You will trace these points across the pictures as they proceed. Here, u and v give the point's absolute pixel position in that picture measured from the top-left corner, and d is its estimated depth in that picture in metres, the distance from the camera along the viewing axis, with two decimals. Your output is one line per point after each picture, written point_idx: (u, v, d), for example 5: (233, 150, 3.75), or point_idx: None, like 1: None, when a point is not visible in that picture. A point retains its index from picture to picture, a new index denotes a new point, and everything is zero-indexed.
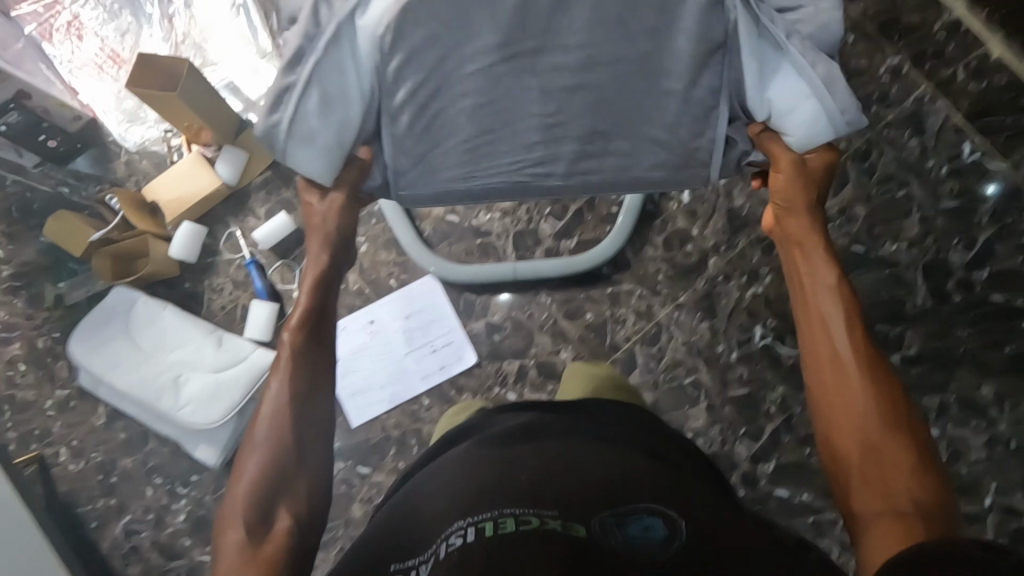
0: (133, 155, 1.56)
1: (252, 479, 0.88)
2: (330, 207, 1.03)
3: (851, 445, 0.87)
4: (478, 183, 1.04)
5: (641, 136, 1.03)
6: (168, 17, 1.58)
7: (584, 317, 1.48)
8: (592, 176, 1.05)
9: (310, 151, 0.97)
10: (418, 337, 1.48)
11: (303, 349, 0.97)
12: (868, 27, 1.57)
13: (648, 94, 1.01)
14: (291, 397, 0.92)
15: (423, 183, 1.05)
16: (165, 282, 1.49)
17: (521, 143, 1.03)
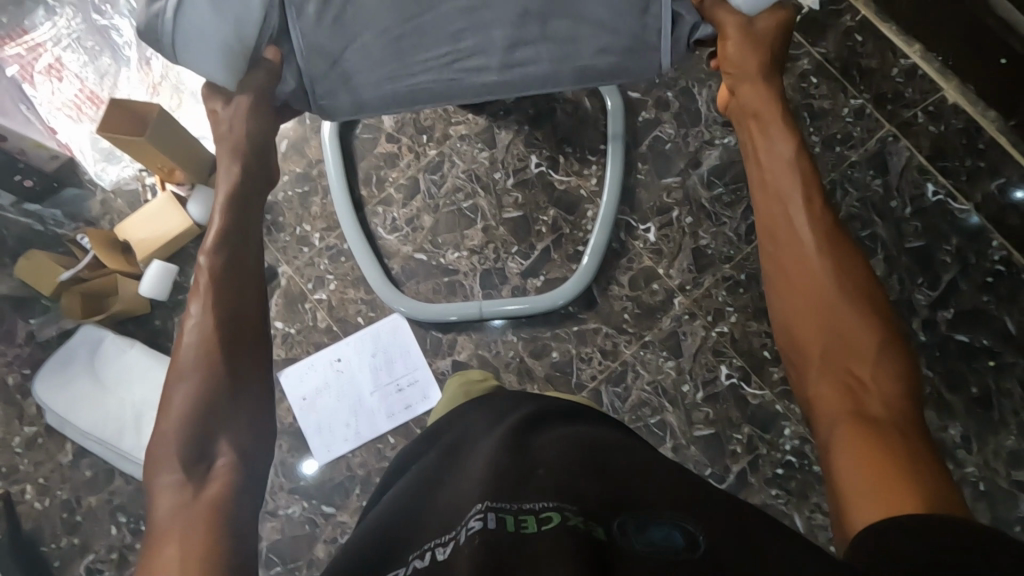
0: (108, 193, 1.58)
1: (179, 411, 0.86)
2: (234, 113, 1.04)
3: (815, 334, 0.92)
4: (406, 83, 1.12)
5: (580, 20, 1.09)
6: (146, 59, 1.61)
7: (550, 356, 1.48)
8: (540, 65, 1.11)
9: (204, 44, 0.98)
10: (383, 374, 1.48)
11: (226, 266, 0.97)
12: (831, 68, 1.56)
13: None
14: (213, 317, 0.92)
15: (343, 85, 1.11)
16: (136, 320, 1.50)
17: (446, 36, 1.09)
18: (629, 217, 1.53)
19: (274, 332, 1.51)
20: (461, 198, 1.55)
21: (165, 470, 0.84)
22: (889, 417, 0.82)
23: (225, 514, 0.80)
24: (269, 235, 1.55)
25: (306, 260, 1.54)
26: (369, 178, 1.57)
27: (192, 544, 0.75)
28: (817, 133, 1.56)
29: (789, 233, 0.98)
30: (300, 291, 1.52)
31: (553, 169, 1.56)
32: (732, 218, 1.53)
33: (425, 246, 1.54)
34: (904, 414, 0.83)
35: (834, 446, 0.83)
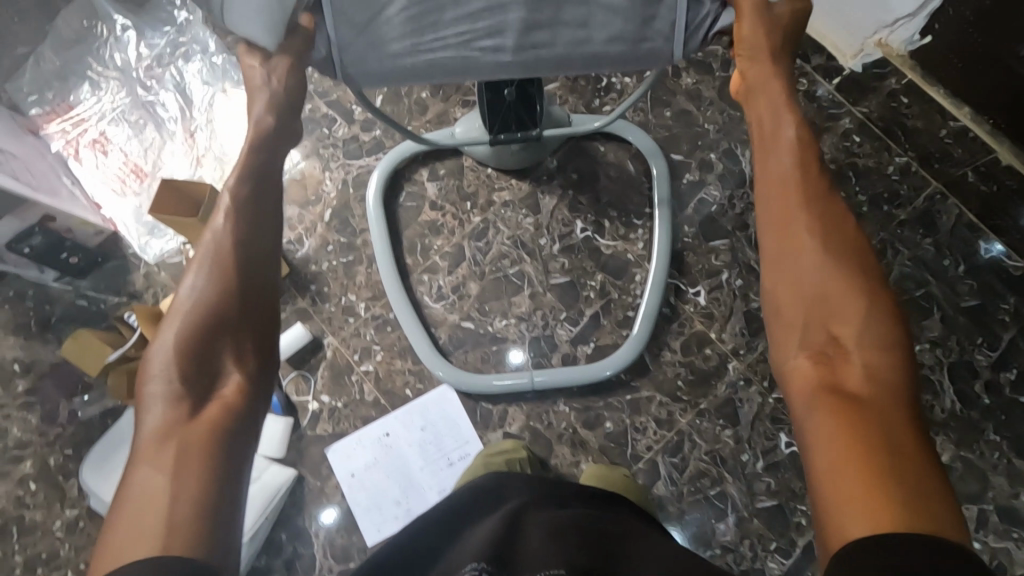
0: (152, 267, 1.57)
1: (187, 315, 0.82)
2: (274, 70, 0.97)
3: (804, 304, 0.84)
4: (425, 57, 1.05)
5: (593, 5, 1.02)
6: (191, 132, 1.63)
7: (604, 426, 1.45)
8: (548, 52, 1.05)
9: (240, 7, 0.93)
10: (433, 449, 1.45)
11: (247, 193, 0.89)
12: (873, 127, 1.56)
13: None
14: (230, 237, 0.86)
15: (366, 55, 1.05)
16: None
17: (465, 13, 1.03)
18: (678, 280, 1.52)
19: (321, 406, 1.48)
20: (507, 264, 1.54)
21: (153, 370, 0.79)
22: (877, 400, 0.75)
23: (223, 440, 0.77)
24: (314, 305, 1.53)
25: (352, 331, 1.52)
26: (414, 246, 1.56)
27: (188, 467, 0.73)
28: (863, 192, 1.54)
29: (781, 205, 0.90)
30: (347, 363, 1.50)
31: (599, 233, 1.55)
32: None
33: (472, 314, 1.52)
34: (898, 404, 0.75)
35: (813, 433, 0.76)
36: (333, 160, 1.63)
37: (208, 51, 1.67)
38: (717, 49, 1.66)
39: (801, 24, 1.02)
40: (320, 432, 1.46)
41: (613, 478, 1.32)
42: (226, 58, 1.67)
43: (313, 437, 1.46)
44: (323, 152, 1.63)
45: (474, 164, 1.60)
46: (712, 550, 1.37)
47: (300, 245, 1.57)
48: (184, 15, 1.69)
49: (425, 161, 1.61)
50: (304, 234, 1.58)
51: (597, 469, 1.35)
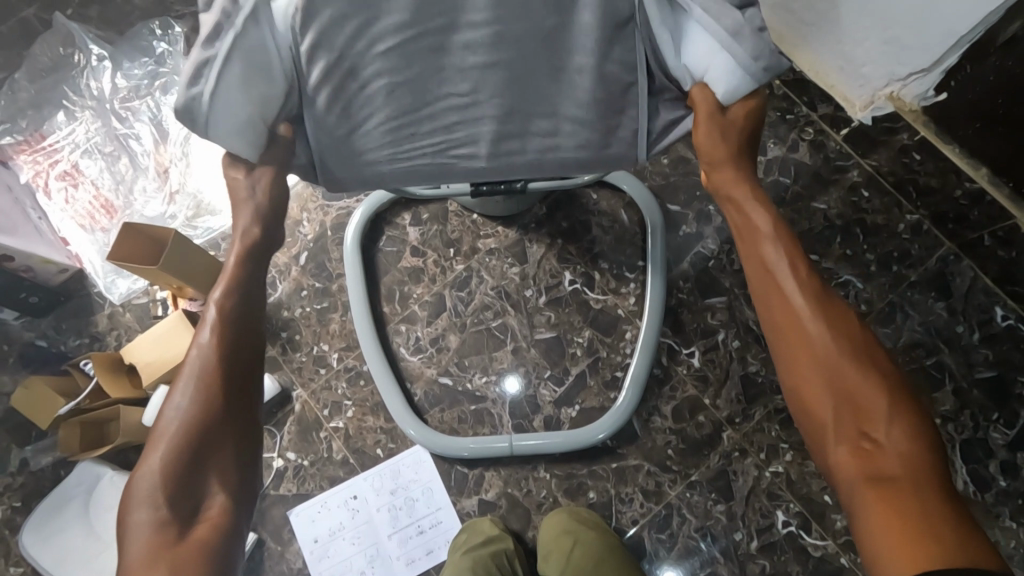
0: (117, 308, 1.49)
1: (173, 440, 0.77)
2: (256, 184, 0.91)
3: (830, 394, 0.77)
4: (405, 166, 0.99)
5: (559, 115, 0.97)
6: (165, 167, 1.56)
7: (587, 496, 1.35)
8: (510, 159, 0.99)
9: (228, 120, 0.86)
10: (403, 516, 1.35)
11: (237, 305, 0.85)
12: (883, 180, 1.48)
13: (556, 77, 0.95)
14: (218, 340, 0.82)
15: (341, 166, 0.99)
16: (138, 447, 1.39)
17: (442, 123, 0.97)
18: (671, 340, 1.43)
19: (286, 464, 1.38)
20: (489, 316, 1.46)
21: (139, 499, 0.76)
22: (917, 484, 0.72)
23: (213, 564, 0.75)
24: (284, 354, 1.45)
25: (322, 382, 1.43)
26: (392, 294, 1.48)
27: None
28: (870, 251, 1.45)
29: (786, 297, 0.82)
30: (316, 418, 1.41)
31: (588, 286, 1.46)
32: None
33: (450, 368, 1.43)
34: (933, 485, 0.72)
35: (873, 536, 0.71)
36: (312, 201, 1.55)
37: None
38: None
39: (759, 120, 0.93)
40: (282, 492, 1.37)
41: (586, 540, 1.24)
42: None
43: (275, 497, 1.36)
44: (302, 192, 1.56)
45: (458, 209, 1.53)
46: None
47: (273, 289, 1.49)
48: (165, 46, 1.63)
49: (407, 205, 1.54)
50: (276, 278, 1.50)
51: (562, 530, 1.26)
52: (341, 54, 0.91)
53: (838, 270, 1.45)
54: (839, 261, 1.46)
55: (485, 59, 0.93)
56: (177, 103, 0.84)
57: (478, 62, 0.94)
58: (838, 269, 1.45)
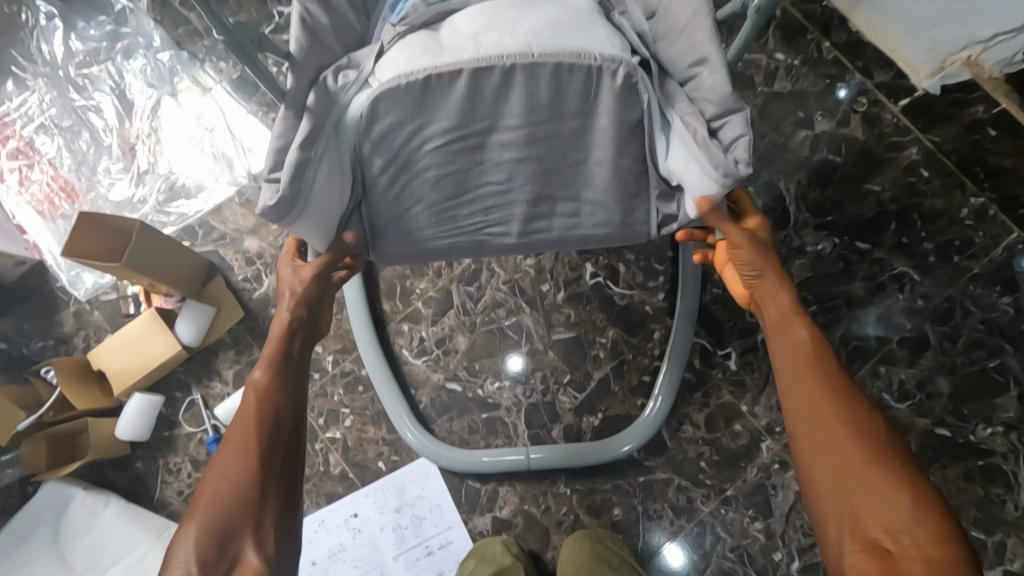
0: (84, 305, 1.33)
1: (213, 506, 0.74)
2: (298, 276, 0.89)
3: (821, 473, 0.72)
4: (445, 243, 0.91)
5: (581, 198, 0.88)
6: (130, 145, 1.37)
7: (612, 514, 1.22)
8: (541, 238, 0.91)
9: (310, 220, 0.79)
10: (409, 536, 1.23)
11: (281, 377, 0.84)
12: (945, 159, 1.31)
13: (577, 169, 0.85)
14: (258, 409, 0.81)
15: (390, 248, 0.91)
16: (116, 461, 1.26)
17: (480, 207, 0.88)
18: (705, 340, 1.28)
19: None
20: (502, 314, 1.30)
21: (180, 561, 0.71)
22: None
23: None
24: None
25: (317, 389, 1.29)
26: (392, 289, 1.32)
27: None
28: (928, 240, 1.29)
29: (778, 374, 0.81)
30: (310, 429, 1.27)
31: (612, 280, 1.31)
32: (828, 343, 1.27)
33: (459, 373, 1.28)
34: None
35: None
36: None
37: (153, 46, 1.40)
38: (759, 59, 1.39)
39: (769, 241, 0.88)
40: None
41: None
42: (174, 55, 1.40)
43: None
44: None
45: None
46: None
47: (258, 284, 1.33)
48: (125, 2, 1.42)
49: None
50: (262, 271, 1.34)
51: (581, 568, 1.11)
52: (390, 149, 0.81)
53: (892, 261, 1.29)
54: (892, 252, 1.29)
55: (523, 153, 0.83)
56: (257, 208, 0.76)
57: (513, 158, 0.84)
58: (892, 261, 1.29)
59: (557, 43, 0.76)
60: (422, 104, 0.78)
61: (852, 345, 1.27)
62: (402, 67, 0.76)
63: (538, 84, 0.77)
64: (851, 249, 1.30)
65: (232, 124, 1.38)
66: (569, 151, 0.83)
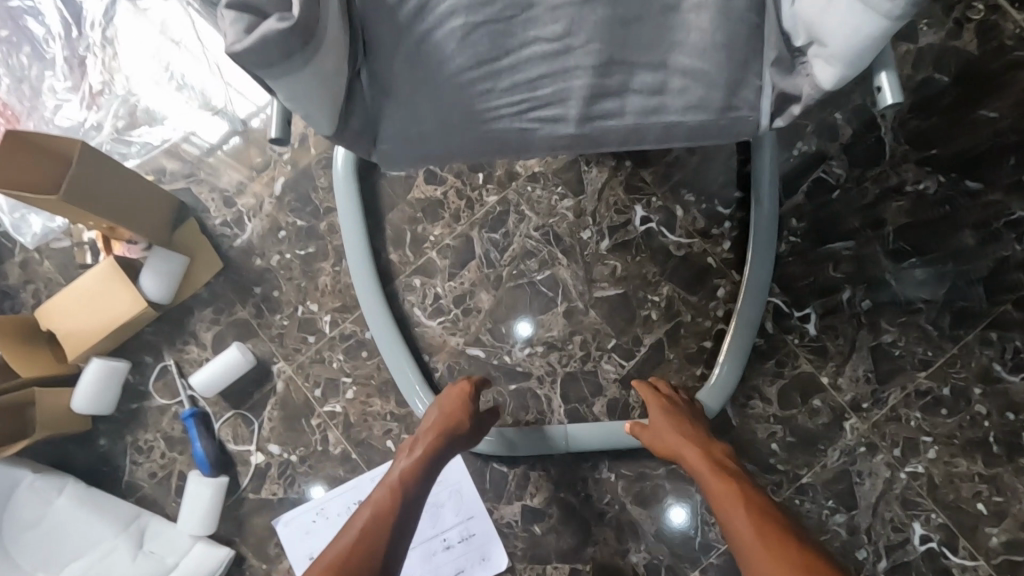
0: (32, 253, 1.11)
1: None
2: (455, 397, 0.94)
3: None
4: (472, 132, 0.63)
5: (670, 63, 0.63)
6: (79, 58, 1.13)
7: (663, 503, 1.03)
8: (608, 127, 0.63)
9: (314, 74, 0.53)
10: (423, 526, 1.04)
11: (421, 473, 0.86)
12: None
13: (666, 19, 0.62)
14: (394, 512, 0.81)
15: (395, 140, 0.64)
16: (77, 437, 1.07)
17: (527, 73, 0.62)
18: (779, 299, 1.06)
19: (268, 460, 1.06)
20: (533, 266, 1.08)
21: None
22: None
23: None
24: (258, 316, 1.09)
25: (312, 355, 1.08)
26: (401, 235, 1.09)
27: None
28: None
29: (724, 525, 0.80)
30: (305, 401, 1.07)
31: (667, 226, 1.08)
32: (929, 304, 1.05)
33: (482, 337, 1.07)
34: None
35: None
36: None
37: None
38: None
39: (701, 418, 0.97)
40: (265, 496, 1.05)
41: None
42: None
43: (256, 502, 1.05)
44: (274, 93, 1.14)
45: None
46: None
47: (239, 229, 1.11)
48: None
49: None
50: (244, 213, 1.11)
51: None
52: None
53: (1009, 206, 1.06)
54: (1011, 194, 1.06)
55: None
56: (226, 49, 0.49)
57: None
58: (1009, 204, 1.06)
59: None
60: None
61: (957, 306, 1.04)
62: None
63: None
64: (959, 190, 1.07)
65: (209, 49, 1.13)
66: None
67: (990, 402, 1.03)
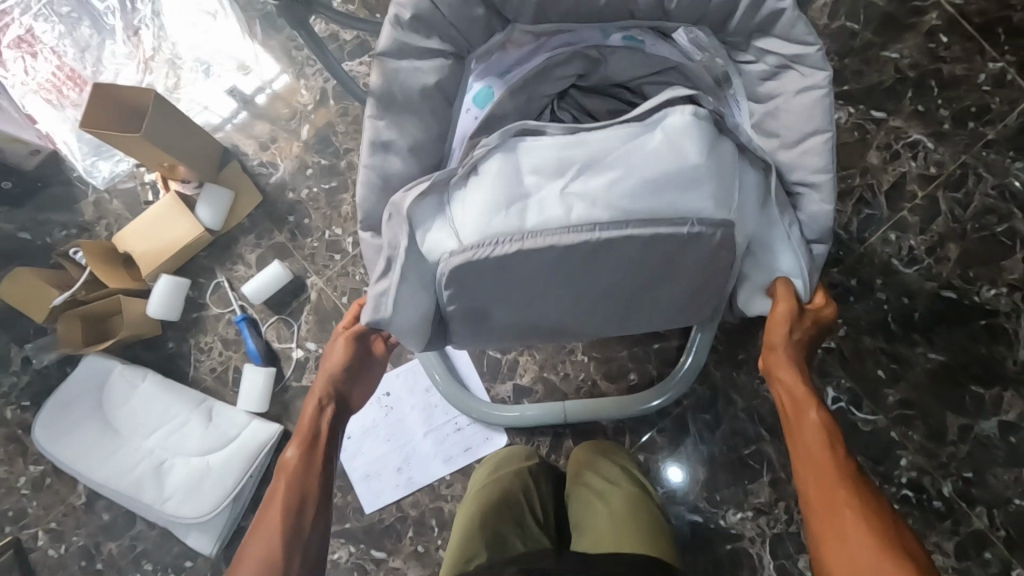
0: (102, 194, 1.36)
1: (260, 555, 0.75)
2: (342, 356, 0.90)
3: (834, 543, 0.76)
4: (524, 290, 0.82)
5: (691, 254, 0.80)
6: (134, 28, 1.33)
7: (628, 379, 1.28)
8: (633, 306, 0.89)
9: (479, 203, 0.78)
10: (438, 414, 1.30)
11: (312, 445, 0.85)
12: (966, 25, 1.29)
13: (662, 277, 0.84)
14: (298, 478, 0.82)
15: (493, 309, 0.85)
16: (149, 340, 1.32)
17: (553, 275, 0.80)
18: None
19: (306, 355, 1.30)
20: None
21: None
22: None
23: None
24: (293, 241, 1.33)
25: (339, 270, 1.31)
26: None
27: None
28: (945, 107, 1.28)
29: (802, 466, 0.84)
30: (334, 307, 1.31)
31: None
32: (841, 212, 1.29)
33: None
34: None
35: None
36: (308, 65, 1.38)
37: None
38: None
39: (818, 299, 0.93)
40: (305, 384, 1.29)
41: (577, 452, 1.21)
42: None
43: (298, 389, 1.29)
44: (296, 56, 1.40)
45: None
46: (742, 514, 1.23)
47: (273, 168, 1.35)
48: None
49: None
50: (277, 156, 1.36)
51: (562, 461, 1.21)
52: (514, 215, 0.77)
53: (908, 130, 1.29)
54: (909, 120, 1.29)
55: (668, 149, 0.77)
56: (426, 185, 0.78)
57: (593, 283, 0.82)
58: (907, 128, 1.29)
59: (647, 198, 0.77)
60: (500, 6, 0.78)
61: (864, 213, 1.28)
62: (500, 218, 0.77)
63: (610, 251, 0.78)
64: (866, 118, 1.30)
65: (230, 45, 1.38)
66: (653, 291, 0.86)
67: (889, 290, 1.27)
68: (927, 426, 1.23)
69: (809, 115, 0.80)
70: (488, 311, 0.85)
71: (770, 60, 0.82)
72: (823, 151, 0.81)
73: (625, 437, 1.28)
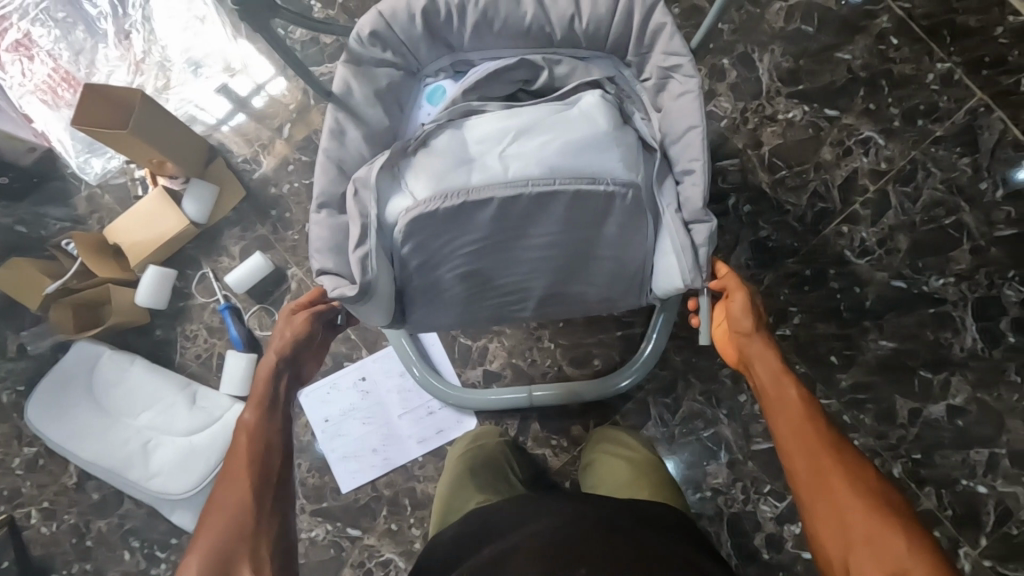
0: (95, 189, 1.43)
1: (225, 506, 0.77)
2: (291, 327, 0.95)
3: (820, 505, 0.79)
4: (467, 249, 0.86)
5: (620, 214, 0.86)
6: (126, 32, 1.43)
7: (593, 364, 1.34)
8: (572, 271, 0.94)
9: (426, 168, 0.84)
10: (413, 397, 1.37)
11: (268, 408, 0.88)
12: (915, 27, 1.35)
13: (597, 240, 0.89)
14: (255, 438, 0.84)
15: (440, 271, 0.89)
16: (138, 329, 1.38)
17: (495, 234, 0.85)
18: None
19: None
20: None
21: None
22: None
23: None
24: (276, 233, 1.40)
25: None
26: None
27: None
28: (895, 105, 1.34)
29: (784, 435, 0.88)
30: None
31: None
32: (796, 206, 1.35)
33: None
34: None
35: None
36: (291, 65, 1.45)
37: None
38: None
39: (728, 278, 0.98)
40: None
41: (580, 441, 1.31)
42: None
43: None
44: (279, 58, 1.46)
45: None
46: (702, 493, 1.29)
47: (257, 164, 1.42)
48: None
49: None
50: (260, 152, 1.43)
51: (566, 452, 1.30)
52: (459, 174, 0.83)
53: (859, 127, 1.35)
54: (861, 117, 1.35)
55: (592, 120, 0.84)
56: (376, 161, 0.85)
57: (530, 243, 0.87)
58: (858, 126, 1.35)
59: (575, 158, 0.83)
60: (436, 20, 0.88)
61: (818, 206, 1.34)
62: (445, 177, 0.82)
63: (545, 206, 0.83)
64: (820, 117, 1.37)
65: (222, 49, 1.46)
66: (590, 254, 0.91)
67: (842, 279, 1.33)
68: (878, 409, 1.28)
69: (685, 108, 0.85)
70: (434, 273, 0.89)
71: (655, 74, 0.89)
72: (699, 142, 0.85)
73: (590, 420, 1.34)
